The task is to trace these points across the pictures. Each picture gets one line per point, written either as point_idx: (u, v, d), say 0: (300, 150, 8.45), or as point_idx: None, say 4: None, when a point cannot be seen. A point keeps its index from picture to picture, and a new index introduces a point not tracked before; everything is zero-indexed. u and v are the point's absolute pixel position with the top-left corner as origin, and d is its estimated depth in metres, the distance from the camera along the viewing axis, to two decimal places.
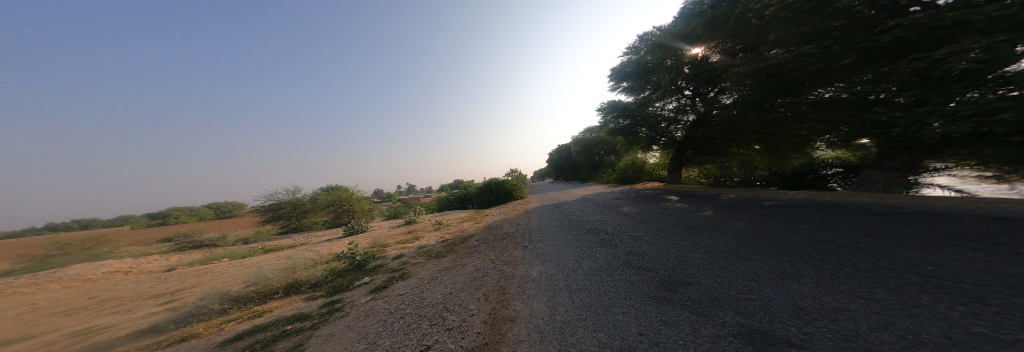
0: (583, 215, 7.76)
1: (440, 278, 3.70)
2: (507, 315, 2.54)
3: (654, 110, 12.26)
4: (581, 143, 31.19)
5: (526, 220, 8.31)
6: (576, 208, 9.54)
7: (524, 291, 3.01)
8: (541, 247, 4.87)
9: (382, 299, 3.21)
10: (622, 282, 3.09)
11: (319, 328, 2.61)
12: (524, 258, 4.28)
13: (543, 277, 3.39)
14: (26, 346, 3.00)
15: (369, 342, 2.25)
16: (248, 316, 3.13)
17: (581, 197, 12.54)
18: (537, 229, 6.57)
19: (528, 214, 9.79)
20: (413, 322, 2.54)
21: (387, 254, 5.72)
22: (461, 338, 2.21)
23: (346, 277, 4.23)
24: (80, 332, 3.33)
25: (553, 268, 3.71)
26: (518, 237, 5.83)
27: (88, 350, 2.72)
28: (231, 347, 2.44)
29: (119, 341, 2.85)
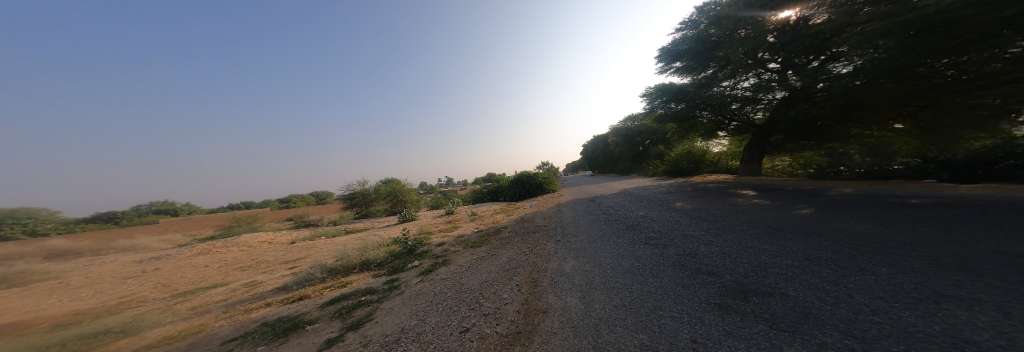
0: (621, 210, 7.35)
1: (476, 267, 4.06)
2: (540, 307, 2.69)
3: (719, 90, 10.77)
4: (620, 133, 29.14)
5: (559, 214, 8.26)
6: (616, 202, 9.04)
7: (559, 286, 3.11)
8: (576, 242, 4.84)
9: (429, 281, 3.70)
10: (679, 287, 2.85)
11: (383, 302, 3.20)
12: (557, 252, 4.35)
13: (576, 272, 3.44)
14: (222, 292, 4.43)
15: (420, 319, 2.68)
16: (337, 285, 3.97)
17: (620, 191, 11.86)
18: (572, 223, 6.50)
19: (563, 207, 9.68)
20: (453, 305, 2.91)
21: (432, 241, 6.43)
22: (497, 324, 2.46)
23: (402, 259, 4.95)
24: (247, 284, 4.76)
25: (585, 264, 3.71)
26: (552, 231, 5.89)
27: (253, 299, 3.87)
28: (327, 309, 3.19)
29: (269, 294, 4.00)
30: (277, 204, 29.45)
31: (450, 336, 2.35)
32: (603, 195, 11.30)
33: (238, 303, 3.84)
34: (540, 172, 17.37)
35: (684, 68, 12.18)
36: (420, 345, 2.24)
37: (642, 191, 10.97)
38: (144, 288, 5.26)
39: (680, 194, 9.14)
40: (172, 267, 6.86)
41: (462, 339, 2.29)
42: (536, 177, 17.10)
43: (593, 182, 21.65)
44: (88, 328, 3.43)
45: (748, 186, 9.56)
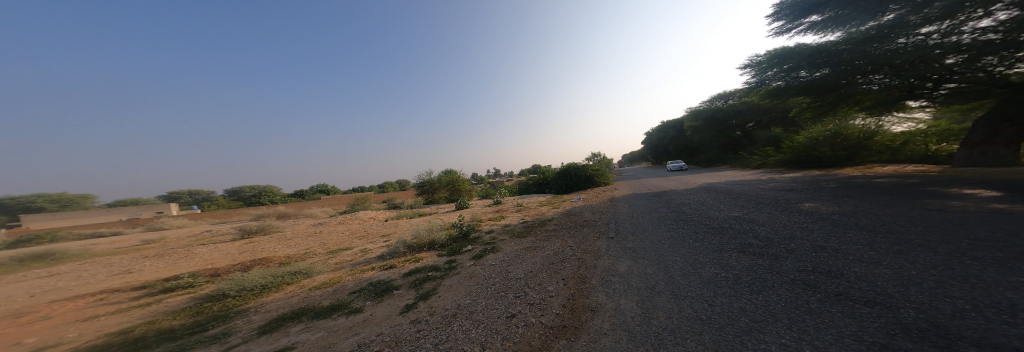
0: (697, 209, 6.10)
1: (522, 257, 4.22)
2: (588, 305, 2.60)
3: (895, 47, 7.36)
4: (702, 115, 23.76)
5: (616, 209, 7.49)
6: (688, 199, 7.52)
7: (611, 286, 2.89)
8: (633, 241, 4.34)
9: (480, 265, 4.10)
10: (798, 309, 2.03)
11: (444, 279, 3.73)
12: (609, 250, 4.06)
13: (633, 274, 3.12)
14: (352, 254, 6.09)
15: (473, 299, 3.02)
16: (412, 260, 4.87)
17: (705, 185, 9.80)
18: (630, 220, 5.83)
19: (621, 201, 8.69)
20: (500, 290, 3.14)
21: (482, 228, 7.02)
22: (542, 315, 2.53)
23: (458, 243, 5.62)
24: (364, 250, 6.35)
25: (641, 266, 3.33)
26: (605, 227, 5.44)
27: (367, 263, 5.16)
28: (406, 278, 4.00)
29: (376, 260, 5.24)
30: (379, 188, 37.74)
31: (498, 319, 2.57)
32: (674, 189, 9.65)
33: (358, 264, 5.23)
34: (589, 163, 16.44)
35: (829, 19, 8.52)
36: (472, 323, 2.57)
37: (741, 186, 8.73)
38: (312, 245, 7.82)
39: (806, 191, 6.77)
40: (325, 231, 9.92)
41: (508, 323, 2.48)
42: (585, 169, 16.10)
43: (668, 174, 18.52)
44: (292, 267, 5.37)
45: (962, 182, 6.13)
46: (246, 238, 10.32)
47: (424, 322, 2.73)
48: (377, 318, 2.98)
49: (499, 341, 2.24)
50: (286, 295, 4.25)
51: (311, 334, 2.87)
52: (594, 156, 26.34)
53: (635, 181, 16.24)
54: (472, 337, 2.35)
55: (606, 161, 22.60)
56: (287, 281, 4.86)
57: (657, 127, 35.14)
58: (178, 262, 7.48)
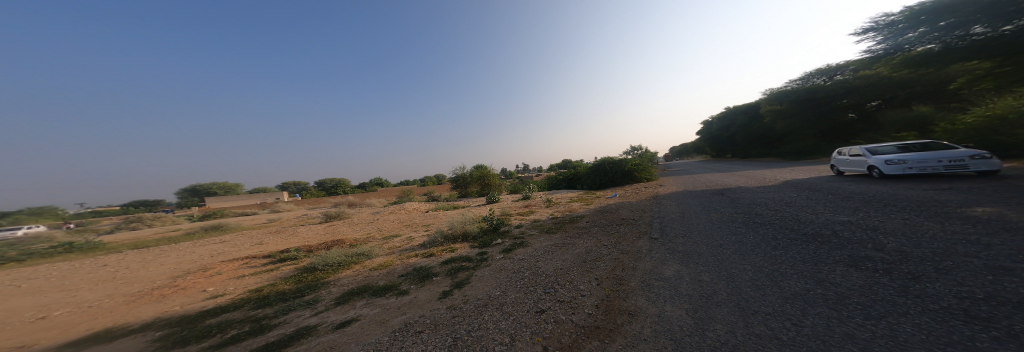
0: (774, 212, 5.00)
1: (552, 253, 4.14)
2: (626, 308, 2.38)
3: None
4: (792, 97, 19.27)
5: (664, 207, 6.68)
6: (760, 199, 6.26)
7: (653, 292, 2.60)
8: (682, 244, 3.84)
9: (509, 259, 4.16)
10: (949, 346, 1.36)
11: (477, 271, 3.88)
12: (652, 252, 3.67)
13: (681, 280, 2.76)
14: (401, 241, 6.81)
15: (503, 291, 3.08)
16: (447, 250, 5.19)
17: (790, 182, 8.02)
18: (679, 220, 5.18)
19: (670, 199, 7.73)
20: (530, 285, 3.13)
21: (511, 222, 7.09)
22: (573, 313, 2.43)
23: (488, 236, 5.81)
24: (410, 238, 7.02)
25: (691, 273, 2.90)
26: (647, 226, 4.93)
27: (413, 250, 5.67)
28: (443, 267, 4.29)
29: (419, 248, 5.71)
30: (429, 179, 41.48)
31: (527, 313, 2.57)
32: (743, 186, 8.17)
33: (405, 250, 5.82)
34: (628, 157, 15.02)
35: None
36: (501, 315, 2.62)
37: (849, 184, 6.83)
38: (371, 231, 8.99)
39: (967, 192, 4.87)
40: (381, 219, 11.31)
41: (538, 318, 2.45)
42: (622, 163, 14.77)
43: (737, 168, 15.79)
44: (359, 249, 6.27)
45: None
46: (327, 221, 12.50)
47: (458, 309, 2.90)
48: (420, 300, 3.28)
49: (528, 334, 2.24)
50: (354, 273, 5.00)
51: (370, 309, 3.31)
52: (638, 148, 24.19)
53: (692, 175, 14.35)
54: (503, 327, 2.40)
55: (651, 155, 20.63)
56: (354, 260, 5.68)
57: (724, 114, 30.05)
58: (286, 238, 9.49)
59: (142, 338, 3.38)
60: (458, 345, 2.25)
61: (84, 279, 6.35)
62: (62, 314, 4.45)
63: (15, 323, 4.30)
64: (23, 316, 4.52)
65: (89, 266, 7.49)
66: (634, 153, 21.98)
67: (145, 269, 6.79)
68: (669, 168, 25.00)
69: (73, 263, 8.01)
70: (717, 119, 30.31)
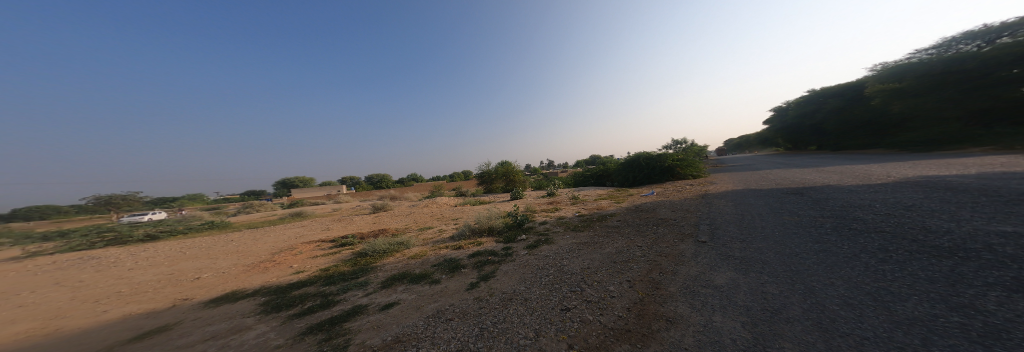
0: (866, 215, 4.00)
1: (579, 251, 4.00)
2: (663, 314, 2.16)
3: None
4: (919, 71, 14.45)
5: (713, 208, 5.90)
6: (849, 200, 5.13)
7: (698, 300, 2.32)
8: (737, 249, 3.35)
9: (533, 255, 4.14)
10: None
11: (502, 265, 3.93)
12: (697, 256, 3.29)
13: (736, 290, 2.37)
14: (435, 233, 7.17)
15: (527, 287, 3.08)
16: (474, 243, 5.36)
17: (893, 181, 6.40)
18: (736, 223, 4.55)
19: (724, 198, 6.82)
20: (555, 282, 3.08)
21: (537, 218, 7.04)
22: (602, 314, 2.31)
23: (513, 231, 5.87)
24: (443, 230, 7.37)
25: (750, 284, 2.43)
26: (693, 228, 4.45)
27: (446, 242, 5.91)
28: (470, 260, 4.43)
29: (451, 240, 5.93)
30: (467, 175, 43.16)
31: (552, 310, 2.53)
32: (824, 186, 6.78)
33: (438, 242, 6.15)
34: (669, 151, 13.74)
35: None
36: (526, 310, 2.62)
37: (992, 182, 5.17)
38: (409, 222, 9.69)
39: None
40: (418, 211, 12.12)
41: (563, 316, 2.40)
42: (660, 159, 13.66)
43: (816, 163, 13.27)
44: (400, 238, 6.81)
45: None
46: (375, 212, 13.82)
47: (484, 301, 2.97)
48: (450, 290, 3.45)
49: (553, 330, 2.21)
50: (396, 260, 5.45)
51: (409, 294, 3.59)
52: (684, 140, 21.99)
53: (754, 172, 12.51)
54: (527, 322, 2.40)
55: (697, 149, 18.62)
56: (395, 249, 6.17)
57: (809, 97, 24.79)
58: (346, 225, 10.80)
59: (251, 301, 4.13)
60: (484, 336, 2.31)
61: (217, 250, 8.05)
62: (207, 277, 5.60)
63: (182, 280, 5.61)
64: (185, 275, 5.89)
65: (222, 240, 9.43)
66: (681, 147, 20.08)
67: (255, 245, 8.32)
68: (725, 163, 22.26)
69: (210, 237, 10.20)
70: (796, 104, 25.58)
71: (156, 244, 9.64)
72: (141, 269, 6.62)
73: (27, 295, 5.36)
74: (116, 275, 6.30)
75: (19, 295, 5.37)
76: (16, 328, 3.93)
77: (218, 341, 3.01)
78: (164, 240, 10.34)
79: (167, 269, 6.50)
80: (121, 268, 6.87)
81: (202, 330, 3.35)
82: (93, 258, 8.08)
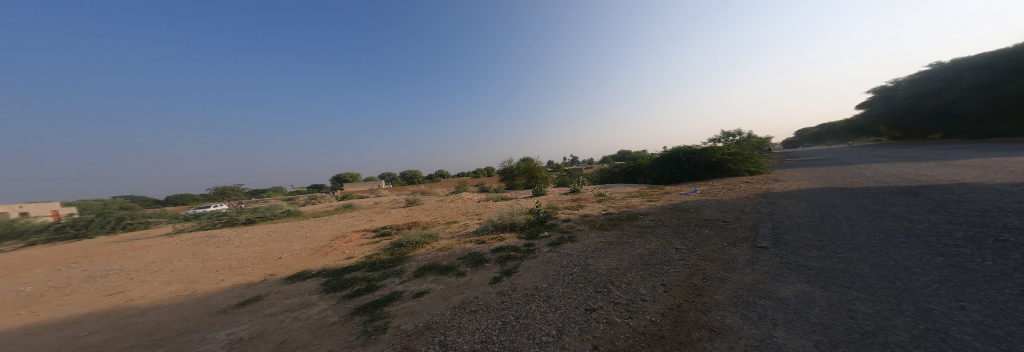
0: (1010, 220, 3.04)
1: (606, 251, 3.84)
2: (705, 321, 1.87)
3: None
4: None
5: (776, 209, 5.12)
6: (983, 200, 3.95)
7: (754, 311, 1.86)
8: (811, 257, 2.63)
9: (556, 253, 4.08)
10: None
11: (524, 261, 3.93)
12: (753, 263, 2.77)
13: (808, 303, 1.79)
14: (465, 227, 7.33)
15: (549, 284, 3.05)
16: (496, 238, 5.44)
17: None
18: (809, 226, 3.76)
19: (792, 198, 5.89)
20: (579, 281, 2.99)
21: (560, 215, 6.90)
22: (631, 317, 2.17)
23: (535, 228, 5.84)
24: (473, 225, 7.51)
25: (830, 299, 1.78)
26: (749, 232, 3.86)
27: (473, 236, 5.99)
28: (492, 255, 4.51)
29: (477, 235, 6.02)
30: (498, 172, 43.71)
31: (576, 309, 2.47)
32: (939, 185, 5.39)
33: (464, 236, 6.36)
34: (717, 145, 12.42)
35: None
36: (548, 307, 2.59)
37: None
38: (439, 216, 10.10)
39: None
40: (450, 205, 12.57)
41: (587, 317, 2.32)
42: (705, 153, 12.42)
43: (923, 157, 10.76)
44: (430, 231, 7.13)
45: None
46: (411, 206, 14.68)
47: (506, 295, 3.01)
48: (474, 283, 3.55)
49: (577, 330, 2.15)
50: (427, 252, 5.75)
51: (437, 285, 3.77)
52: (738, 132, 19.64)
53: (832, 168, 10.65)
54: (549, 320, 2.38)
55: (752, 142, 16.55)
56: (424, 242, 6.48)
57: (921, 75, 19.86)
58: (386, 217, 11.65)
59: (315, 281, 4.66)
60: (507, 329, 2.34)
61: (292, 234, 9.29)
62: (286, 257, 6.45)
63: (269, 258, 6.54)
64: (272, 254, 6.86)
65: (296, 226, 10.83)
66: (733, 139, 18.05)
67: (319, 232, 9.38)
68: (793, 158, 19.36)
69: (287, 223, 11.79)
70: (907, 81, 20.49)
71: (252, 227, 11.49)
72: (245, 247, 7.85)
73: (174, 262, 6.77)
74: (228, 250, 7.61)
75: (170, 262, 6.81)
76: (168, 288, 4.93)
77: (290, 314, 3.43)
78: (258, 224, 12.20)
79: (260, 248, 7.67)
80: (230, 244, 8.30)
81: (282, 303, 3.85)
82: (213, 236, 9.89)
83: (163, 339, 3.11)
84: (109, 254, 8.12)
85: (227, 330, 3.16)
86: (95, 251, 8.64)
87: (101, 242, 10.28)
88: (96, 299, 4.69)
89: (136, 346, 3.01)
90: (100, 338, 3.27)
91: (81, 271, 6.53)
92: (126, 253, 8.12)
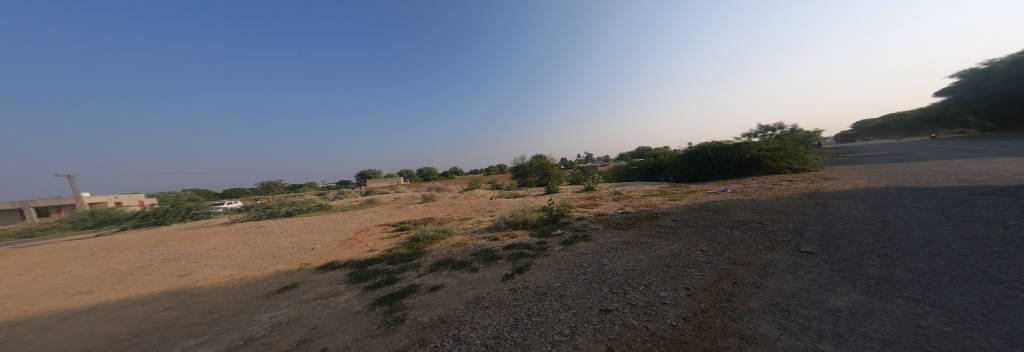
0: None
1: (622, 251, 3.73)
2: (735, 329, 1.76)
3: None
4: None
5: (827, 211, 4.72)
6: None
7: (794, 321, 1.73)
8: (866, 266, 2.39)
9: (569, 251, 4.02)
10: None
11: (536, 259, 3.90)
12: (795, 270, 2.57)
13: (862, 316, 1.63)
14: (484, 223, 7.38)
15: (562, 283, 3.01)
16: (509, 235, 5.46)
17: None
18: (868, 230, 3.41)
19: (846, 199, 5.37)
20: (594, 281, 2.93)
21: (573, 213, 6.80)
22: (649, 320, 2.09)
23: (547, 225, 5.79)
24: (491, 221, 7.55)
25: (895, 313, 1.60)
26: (790, 235, 3.58)
27: (490, 232, 6.02)
28: (504, 252, 4.51)
29: (492, 231, 6.04)
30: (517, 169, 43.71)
31: (590, 309, 2.41)
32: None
33: (475, 232, 6.44)
34: (750, 142, 11.76)
35: None
36: (561, 306, 2.56)
37: None
38: (457, 211, 10.26)
39: None
40: (468, 201, 12.74)
41: (602, 317, 2.26)
42: (736, 150, 11.80)
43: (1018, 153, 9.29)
44: (444, 226, 7.28)
45: None
46: (428, 201, 15.06)
47: (518, 292, 3.00)
48: (487, 279, 3.57)
49: (590, 330, 2.10)
50: (441, 247, 5.86)
51: (451, 279, 3.83)
52: (779, 126, 18.18)
53: (896, 165, 9.54)
54: (562, 319, 2.34)
55: (798, 136, 15.15)
56: (440, 237, 6.60)
57: (1010, 59, 17.22)
58: (406, 212, 11.99)
59: (342, 271, 4.89)
60: (518, 326, 2.32)
61: (324, 226, 9.80)
62: (319, 248, 6.82)
63: (304, 248, 6.95)
64: (307, 245, 7.28)
65: (327, 219, 11.43)
66: (773, 134, 16.73)
67: (346, 225, 9.86)
68: (846, 154, 17.55)
69: (320, 216, 12.50)
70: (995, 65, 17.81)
71: (292, 219, 12.29)
72: (285, 237, 8.42)
73: (226, 249, 7.39)
74: (271, 239, 8.20)
75: (226, 248, 7.44)
76: (225, 272, 5.37)
77: (321, 301, 3.62)
78: (295, 216, 13.04)
79: (296, 238, 8.17)
80: (272, 234, 8.91)
81: (314, 290, 4.07)
82: (259, 226, 10.72)
83: (219, 318, 3.38)
84: (179, 240, 9.03)
85: (270, 313, 3.39)
86: (166, 237, 9.68)
87: (172, 229, 11.45)
88: (170, 279, 5.21)
89: (200, 323, 3.31)
90: (172, 314, 3.64)
91: (158, 253, 7.33)
92: (190, 239, 8.99)
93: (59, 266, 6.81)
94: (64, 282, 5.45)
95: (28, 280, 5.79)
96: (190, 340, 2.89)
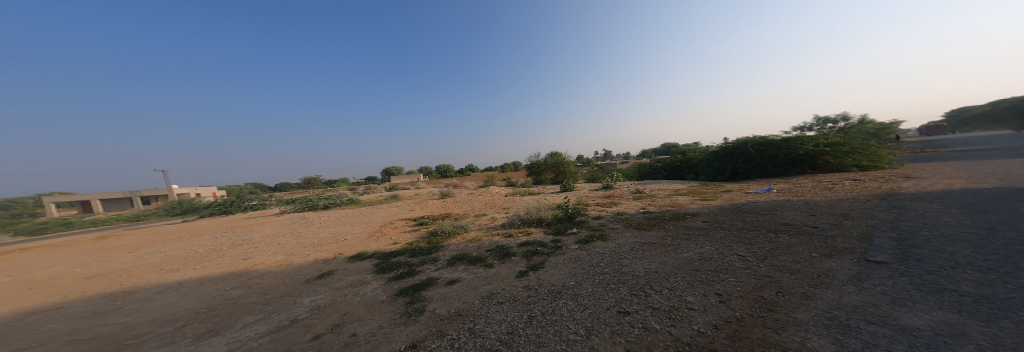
0: None
1: (643, 253, 3.60)
2: (776, 341, 1.65)
3: None
4: None
5: (903, 216, 4.24)
6: None
7: (854, 337, 1.59)
8: (956, 283, 2.12)
9: (586, 251, 3.94)
10: None
11: (551, 257, 3.86)
12: (859, 281, 2.35)
13: (951, 338, 1.45)
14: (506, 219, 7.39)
15: (578, 282, 2.96)
16: (524, 232, 5.46)
17: None
18: (961, 240, 3.03)
19: (925, 204, 4.79)
20: (612, 282, 2.86)
21: (590, 212, 6.67)
22: (673, 325, 2.01)
23: (562, 224, 5.73)
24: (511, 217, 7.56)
25: (999, 337, 1.41)
26: (856, 243, 3.27)
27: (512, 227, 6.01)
28: (519, 249, 4.52)
29: (512, 227, 6.04)
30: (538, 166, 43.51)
31: (607, 310, 2.36)
32: None
33: (490, 228, 6.50)
34: (801, 138, 10.87)
35: None
36: (577, 305, 2.51)
37: None
38: (479, 207, 10.38)
39: None
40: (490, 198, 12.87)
41: (620, 319, 2.20)
42: (783, 146, 10.98)
43: None
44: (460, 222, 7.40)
45: None
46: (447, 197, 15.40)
47: (533, 290, 2.99)
48: (501, 275, 3.58)
49: (608, 332, 2.06)
50: (458, 242, 5.96)
51: (466, 274, 3.89)
52: (834, 121, 16.54)
53: (987, 164, 8.33)
54: (578, 318, 2.30)
55: (863, 129, 13.58)
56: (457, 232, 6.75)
57: None
58: (428, 207, 12.33)
59: (369, 262, 5.10)
60: (532, 324, 2.31)
61: (356, 219, 10.31)
62: (350, 239, 7.16)
63: (338, 239, 7.33)
64: (342, 235, 7.69)
65: (358, 212, 12.03)
66: (830, 128, 15.16)
67: (372, 218, 10.31)
68: (922, 150, 15.53)
69: (353, 209, 13.19)
70: None
71: (330, 211, 13.10)
72: (323, 228, 8.96)
73: (275, 236, 7.99)
74: (311, 230, 8.76)
75: (278, 236, 8.05)
76: (277, 257, 5.79)
77: (352, 289, 3.80)
78: (332, 208, 13.86)
79: (332, 229, 8.66)
80: (312, 225, 9.51)
81: (347, 278, 4.28)
82: (303, 216, 11.51)
83: (272, 299, 3.65)
84: (242, 227, 9.95)
85: (310, 297, 3.60)
86: (230, 224, 10.68)
87: (233, 217, 12.71)
88: (235, 261, 5.70)
89: (256, 302, 3.60)
90: (235, 293, 3.99)
91: (224, 238, 8.14)
92: (251, 226, 9.86)
93: (150, 245, 7.85)
94: (153, 259, 6.25)
95: (128, 256, 6.71)
96: (249, 317, 3.13)
